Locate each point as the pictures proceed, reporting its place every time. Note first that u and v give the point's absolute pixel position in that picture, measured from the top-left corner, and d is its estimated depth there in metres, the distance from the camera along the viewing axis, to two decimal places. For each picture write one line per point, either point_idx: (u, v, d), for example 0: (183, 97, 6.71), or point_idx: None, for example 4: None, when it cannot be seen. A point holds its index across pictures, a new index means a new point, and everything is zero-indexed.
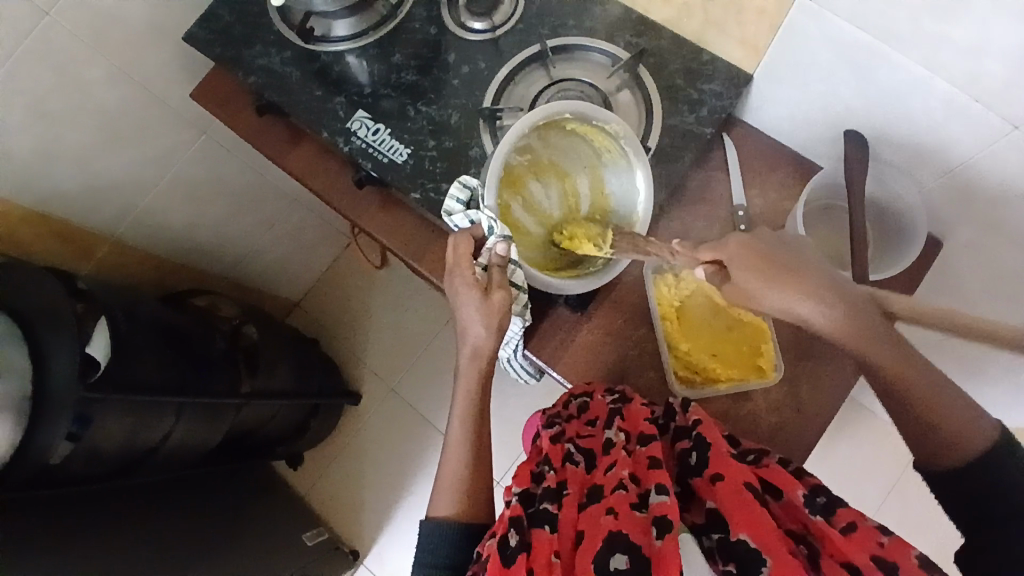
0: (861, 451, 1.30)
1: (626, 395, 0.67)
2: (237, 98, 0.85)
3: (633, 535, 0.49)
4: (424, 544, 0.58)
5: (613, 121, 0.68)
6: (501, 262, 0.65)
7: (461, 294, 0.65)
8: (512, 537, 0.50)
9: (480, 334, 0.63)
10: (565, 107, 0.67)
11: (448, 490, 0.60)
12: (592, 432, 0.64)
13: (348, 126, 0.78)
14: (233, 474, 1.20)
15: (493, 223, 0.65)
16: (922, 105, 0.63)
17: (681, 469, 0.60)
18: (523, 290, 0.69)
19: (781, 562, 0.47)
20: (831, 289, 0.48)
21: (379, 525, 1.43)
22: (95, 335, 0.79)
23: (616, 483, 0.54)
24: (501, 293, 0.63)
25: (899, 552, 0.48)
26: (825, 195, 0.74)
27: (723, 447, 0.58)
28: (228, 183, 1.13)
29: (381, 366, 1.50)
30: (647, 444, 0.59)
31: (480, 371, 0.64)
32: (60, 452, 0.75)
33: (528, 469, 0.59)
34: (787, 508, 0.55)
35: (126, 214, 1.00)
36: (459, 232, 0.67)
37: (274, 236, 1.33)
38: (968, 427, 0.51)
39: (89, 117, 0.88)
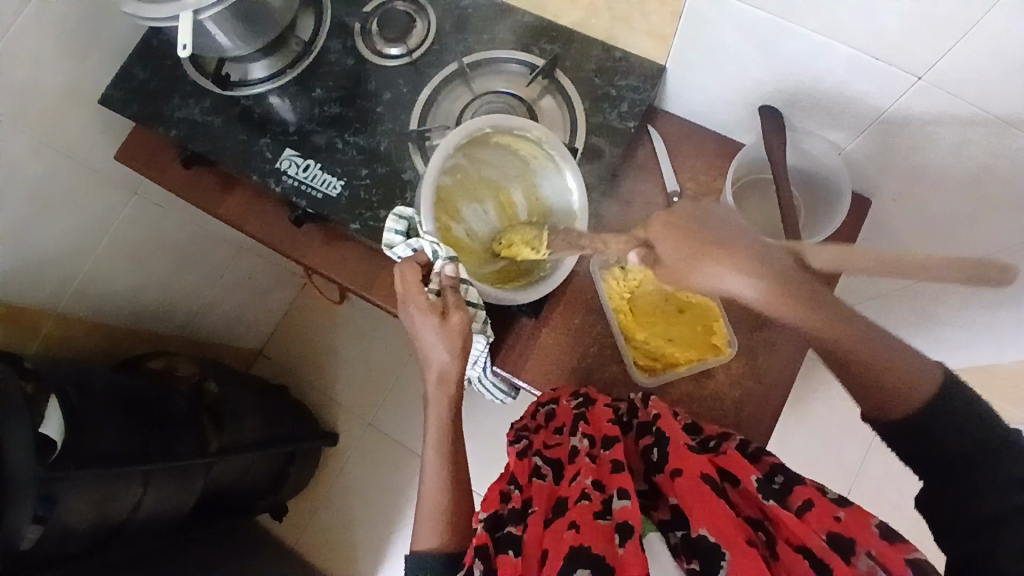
0: (834, 411, 1.34)
1: (590, 398, 0.69)
2: (162, 153, 0.84)
3: (595, 547, 0.48)
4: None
5: (534, 128, 0.69)
6: (452, 283, 0.65)
7: (417, 321, 0.63)
8: (476, 568, 0.51)
9: (444, 358, 0.63)
10: (486, 122, 0.67)
11: (429, 521, 0.60)
12: (560, 439, 0.65)
13: (277, 166, 0.77)
14: (216, 535, 1.17)
15: (437, 248, 0.64)
16: (825, 71, 0.66)
17: (646, 466, 0.62)
18: (481, 307, 0.68)
19: (740, 552, 0.48)
20: (757, 261, 0.45)
21: (376, 563, 1.40)
22: (47, 415, 0.77)
23: (580, 494, 0.54)
24: (460, 315, 0.63)
25: (856, 527, 0.51)
26: (753, 169, 0.78)
27: (681, 440, 0.60)
28: (170, 239, 1.11)
29: (355, 401, 1.48)
30: (610, 447, 0.60)
31: (451, 398, 0.64)
32: (29, 537, 0.71)
33: (496, 489, 0.60)
34: (745, 495, 0.56)
35: (67, 285, 0.97)
36: (404, 262, 0.65)
37: (225, 286, 1.31)
38: (910, 377, 0.51)
39: (16, 193, 0.84)
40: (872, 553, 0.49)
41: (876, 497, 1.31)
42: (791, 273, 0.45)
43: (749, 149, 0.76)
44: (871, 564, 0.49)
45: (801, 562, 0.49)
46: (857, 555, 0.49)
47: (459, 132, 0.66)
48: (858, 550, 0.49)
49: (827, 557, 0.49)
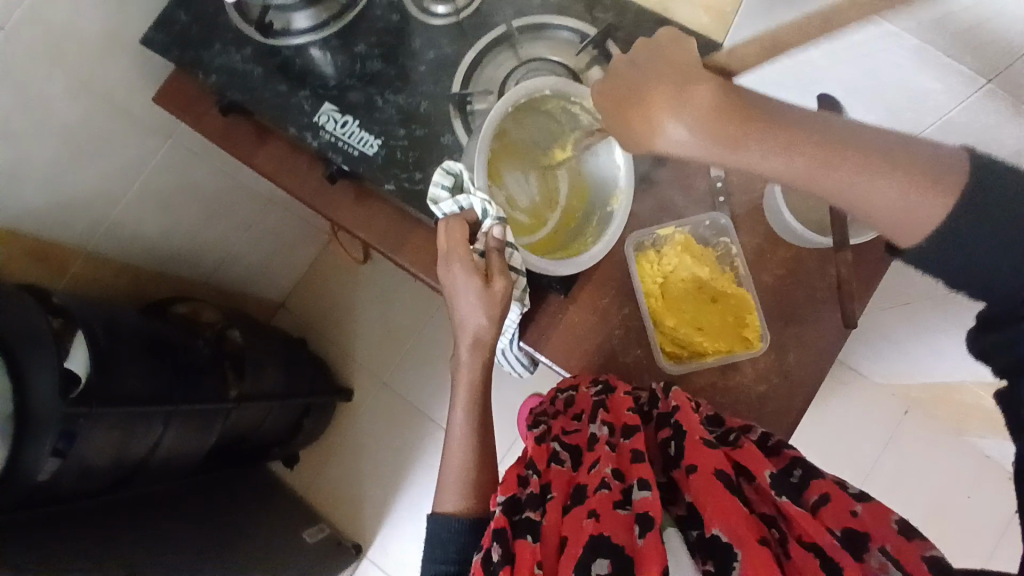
0: (852, 412, 1.32)
1: (610, 384, 0.70)
2: (199, 100, 0.82)
3: (615, 536, 0.50)
4: (433, 540, 0.61)
5: (589, 95, 0.67)
6: (497, 247, 0.64)
7: (459, 285, 0.64)
8: (495, 552, 0.53)
9: (482, 323, 0.63)
10: (543, 84, 0.65)
11: (455, 487, 0.64)
12: (579, 426, 0.69)
13: (315, 120, 0.76)
14: (229, 479, 1.20)
15: (488, 206, 0.63)
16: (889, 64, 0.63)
17: (663, 458, 0.63)
18: (522, 275, 0.67)
19: (753, 549, 0.48)
20: (678, 94, 0.50)
21: (381, 519, 1.43)
22: (73, 350, 0.77)
23: (599, 483, 0.57)
24: (503, 282, 0.63)
25: (874, 522, 0.50)
26: None
27: (697, 433, 0.60)
28: (201, 186, 1.11)
29: (371, 361, 1.50)
30: (629, 436, 0.62)
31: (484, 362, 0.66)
32: (48, 469, 0.73)
33: (514, 473, 0.63)
34: (760, 491, 0.56)
35: (98, 226, 0.98)
36: (452, 218, 0.65)
37: (252, 237, 1.31)
38: (910, 187, 0.47)
39: (55, 131, 0.84)
40: (887, 549, 0.48)
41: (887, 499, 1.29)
42: (711, 102, 0.49)
43: None
44: (885, 560, 0.47)
45: (811, 560, 0.48)
46: (870, 552, 0.48)
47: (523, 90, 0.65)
48: (871, 546, 0.49)
49: (837, 555, 0.48)
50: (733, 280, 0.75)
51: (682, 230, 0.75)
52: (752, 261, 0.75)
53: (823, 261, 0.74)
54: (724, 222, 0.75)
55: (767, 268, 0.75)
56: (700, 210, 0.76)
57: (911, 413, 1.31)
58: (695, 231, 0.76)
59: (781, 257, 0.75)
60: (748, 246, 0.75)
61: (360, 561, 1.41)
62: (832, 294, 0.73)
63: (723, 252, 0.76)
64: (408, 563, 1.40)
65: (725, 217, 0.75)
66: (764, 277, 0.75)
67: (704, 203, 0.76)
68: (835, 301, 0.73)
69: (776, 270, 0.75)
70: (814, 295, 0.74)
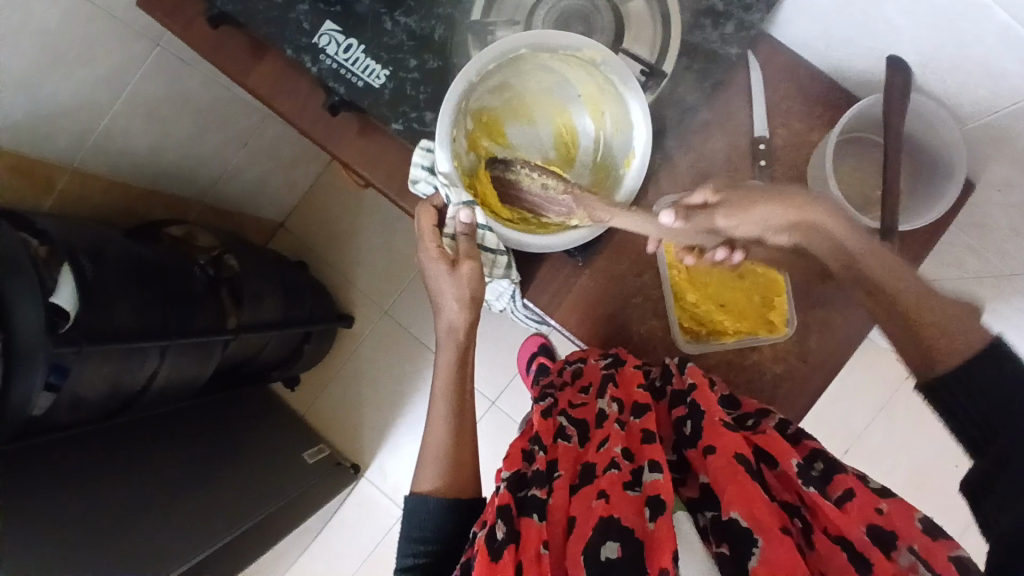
0: (855, 374, 1.30)
1: (620, 356, 0.67)
2: (185, 4, 0.72)
3: (625, 518, 0.50)
4: (409, 518, 0.62)
5: (582, 47, 0.60)
6: (466, 231, 0.61)
7: (430, 267, 0.63)
8: (499, 530, 0.52)
9: (452, 309, 0.63)
10: (523, 41, 0.59)
11: (430, 466, 0.64)
12: (586, 399, 0.68)
13: (315, 42, 0.67)
14: (231, 400, 1.21)
15: (449, 192, 0.60)
16: (974, 40, 0.55)
17: (679, 436, 0.60)
18: (500, 254, 0.63)
19: (774, 539, 0.47)
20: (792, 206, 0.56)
21: (379, 441, 1.46)
22: (60, 283, 0.73)
23: (609, 462, 0.55)
24: (470, 265, 0.61)
25: (900, 520, 0.48)
26: (860, 126, 0.68)
27: (716, 414, 0.57)
28: (193, 98, 1.02)
29: (373, 288, 1.46)
30: (641, 414, 0.61)
31: (460, 347, 0.65)
32: (41, 405, 0.72)
33: (519, 448, 0.62)
34: (783, 477, 0.54)
35: (84, 140, 0.90)
36: (422, 203, 0.64)
37: (249, 154, 1.24)
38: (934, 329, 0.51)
39: (35, 35, 0.75)
40: (914, 548, 0.47)
41: (874, 462, 1.31)
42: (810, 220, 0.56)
43: (863, 103, 0.65)
44: (913, 560, 0.47)
45: (838, 554, 0.48)
46: (898, 550, 0.47)
47: (535, 37, 0.59)
48: (899, 545, 0.47)
49: (867, 551, 0.47)
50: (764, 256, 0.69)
51: None
52: None
53: None
54: None
55: None
56: (739, 176, 0.69)
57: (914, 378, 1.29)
58: None
59: None
60: None
61: (359, 480, 1.45)
62: None
63: None
64: (403, 485, 1.44)
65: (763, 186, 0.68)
66: None
67: (742, 167, 0.69)
68: None
69: None
70: None
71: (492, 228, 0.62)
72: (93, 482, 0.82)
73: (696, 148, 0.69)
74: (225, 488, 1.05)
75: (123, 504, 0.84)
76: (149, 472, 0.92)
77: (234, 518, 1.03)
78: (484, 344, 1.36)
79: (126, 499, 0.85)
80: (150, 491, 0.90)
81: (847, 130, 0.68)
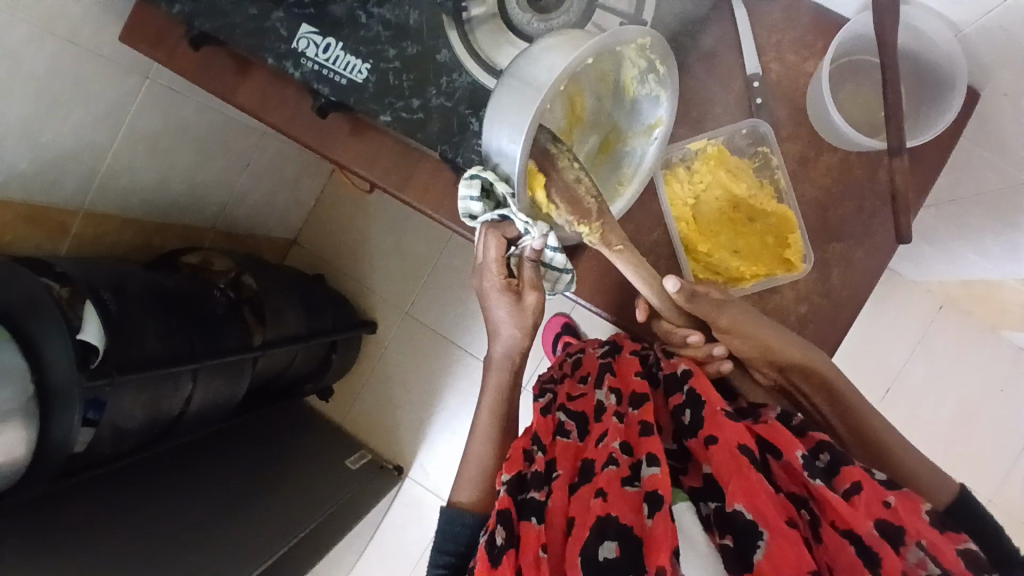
0: (883, 312, 1.23)
1: (616, 345, 0.70)
2: (164, 31, 0.73)
3: (624, 517, 0.49)
4: (443, 531, 0.61)
5: (640, 37, 0.53)
6: (533, 258, 0.61)
7: (492, 297, 0.63)
8: (499, 535, 0.52)
9: (513, 336, 0.64)
10: (587, 52, 0.51)
11: (467, 480, 0.63)
12: (584, 390, 0.67)
13: (294, 47, 0.67)
14: (267, 418, 1.24)
15: (527, 227, 0.56)
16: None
17: (678, 426, 0.58)
18: (567, 271, 0.63)
19: (780, 535, 0.47)
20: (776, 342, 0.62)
21: (417, 440, 1.47)
22: (85, 321, 0.75)
23: (607, 458, 0.54)
24: (537, 295, 0.62)
25: (906, 515, 0.47)
26: (856, 50, 0.66)
27: (717, 404, 0.55)
28: (189, 126, 1.04)
29: (391, 292, 1.47)
30: (639, 405, 0.59)
31: (512, 366, 0.66)
32: (83, 440, 0.74)
33: (519, 448, 0.60)
34: (789, 469, 0.52)
35: (89, 182, 0.93)
36: (487, 225, 0.60)
37: (251, 176, 1.26)
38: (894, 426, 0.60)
39: (24, 84, 0.76)
40: (923, 544, 0.46)
41: (914, 400, 1.24)
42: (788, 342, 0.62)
43: (855, 24, 0.63)
44: (923, 556, 0.46)
45: (846, 549, 0.47)
46: (906, 546, 0.46)
47: (602, 42, 0.51)
48: (908, 541, 0.46)
49: (877, 548, 0.46)
50: (773, 194, 0.67)
51: (714, 143, 0.67)
52: (795, 171, 0.67)
53: (875, 165, 0.66)
54: (763, 130, 0.66)
55: (811, 179, 0.67)
56: (736, 117, 0.67)
57: (945, 310, 1.22)
58: (730, 142, 0.67)
59: (827, 164, 0.67)
60: (790, 154, 0.67)
61: (403, 482, 1.46)
62: (881, 200, 0.66)
63: (761, 163, 0.67)
64: (447, 482, 1.45)
65: (765, 123, 0.66)
66: (808, 189, 0.67)
67: (738, 109, 0.67)
68: (887, 211, 0.66)
69: (821, 180, 0.67)
70: (863, 206, 0.66)
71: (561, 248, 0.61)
72: (142, 510, 0.85)
73: (690, 94, 0.67)
74: (272, 504, 1.08)
75: (175, 529, 0.87)
76: (193, 495, 0.94)
77: (285, 529, 1.05)
78: None
79: (175, 523, 0.88)
80: (200, 515, 0.93)
81: (841, 55, 0.66)
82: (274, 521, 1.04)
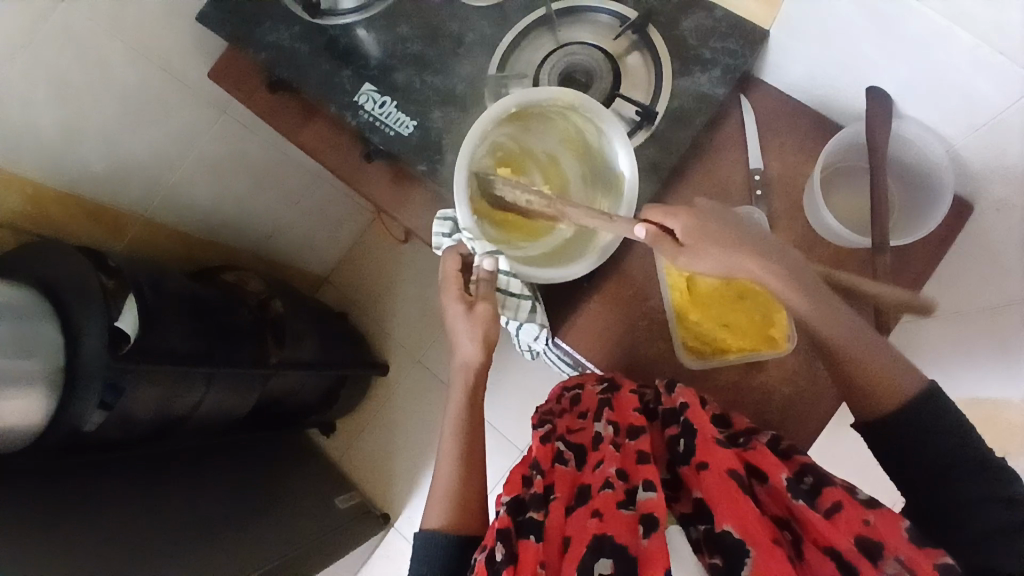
0: None
1: (615, 382, 0.69)
2: (250, 75, 0.85)
3: (620, 537, 0.50)
4: (418, 556, 0.61)
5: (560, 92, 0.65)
6: (487, 276, 0.68)
7: (449, 309, 0.70)
8: (498, 551, 0.52)
9: (466, 346, 0.69)
10: (507, 102, 0.65)
11: (439, 503, 0.65)
12: (584, 424, 0.68)
13: (355, 100, 0.78)
14: (268, 442, 1.28)
15: (474, 243, 0.66)
16: (941, 59, 0.59)
17: (673, 455, 0.60)
18: (524, 297, 0.69)
19: (767, 552, 0.48)
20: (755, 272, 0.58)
21: (409, 490, 1.47)
22: (124, 311, 0.82)
23: (603, 482, 0.56)
24: (486, 305, 0.68)
25: (888, 532, 0.48)
26: (847, 157, 0.73)
27: (708, 432, 0.57)
28: (251, 159, 1.16)
29: (407, 339, 1.53)
30: (635, 436, 0.62)
31: (469, 384, 0.71)
32: (94, 420, 0.79)
33: (519, 473, 0.62)
34: (773, 493, 0.54)
35: (153, 192, 1.04)
36: (448, 253, 0.71)
37: (299, 212, 1.37)
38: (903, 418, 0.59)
39: (113, 98, 0.89)
40: (901, 559, 0.47)
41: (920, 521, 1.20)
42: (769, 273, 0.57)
43: (846, 133, 0.70)
44: (900, 569, 0.46)
45: (827, 565, 0.48)
46: (884, 561, 0.47)
47: (518, 95, 0.65)
48: (886, 555, 0.47)
49: (855, 561, 0.47)
50: None
51: None
52: None
53: (865, 262, 0.70)
54: (758, 217, 0.72)
55: None
56: (736, 204, 0.74)
57: None
58: None
59: (820, 256, 0.72)
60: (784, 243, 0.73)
61: (388, 531, 1.45)
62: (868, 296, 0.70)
63: None
64: None
65: (760, 212, 0.72)
66: None
67: (740, 197, 0.74)
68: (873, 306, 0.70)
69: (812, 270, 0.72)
70: None
71: (514, 273, 0.68)
72: (133, 501, 0.88)
73: (695, 180, 0.75)
74: (258, 524, 1.09)
75: (156, 525, 0.89)
76: (184, 498, 0.97)
77: (266, 550, 1.06)
78: (514, 391, 1.38)
79: (159, 522, 0.90)
80: (182, 518, 0.94)
81: (836, 162, 0.73)
82: (254, 540, 1.05)
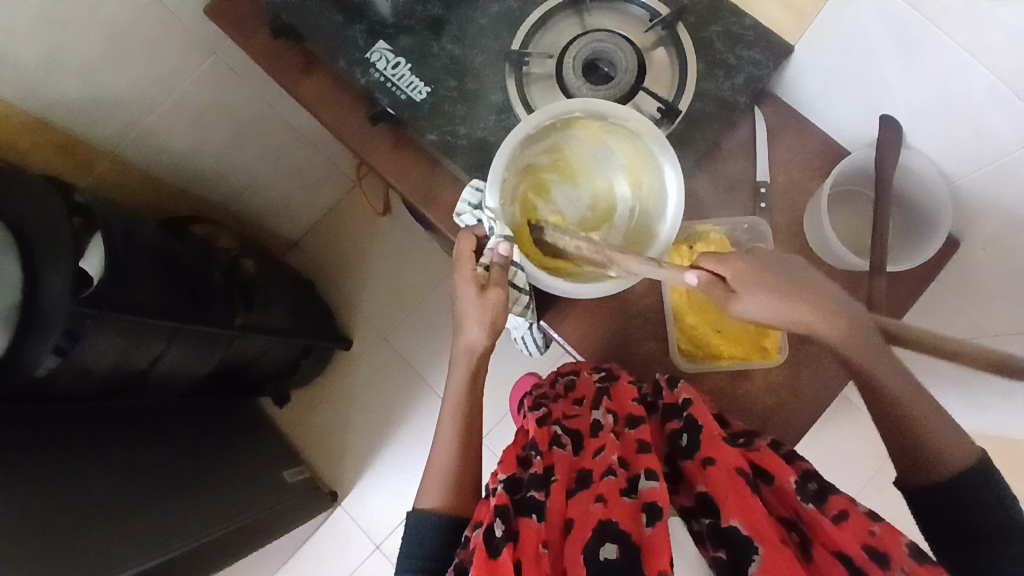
0: (840, 437, 1.29)
1: (613, 372, 0.67)
2: (251, 16, 0.79)
3: (623, 523, 0.50)
4: (410, 536, 0.61)
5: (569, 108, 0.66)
6: (501, 261, 0.64)
7: (460, 290, 0.66)
8: (498, 527, 0.50)
9: (473, 332, 0.64)
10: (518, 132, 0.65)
11: (436, 485, 0.63)
12: (579, 411, 0.67)
13: (367, 57, 0.74)
14: (220, 406, 1.22)
15: (493, 225, 0.65)
16: (958, 93, 0.61)
17: (674, 448, 0.61)
18: (523, 293, 0.68)
19: (774, 548, 0.48)
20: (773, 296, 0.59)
21: (361, 468, 1.43)
22: (91, 250, 0.74)
23: (605, 468, 0.55)
24: (498, 291, 0.64)
25: (890, 540, 0.48)
26: (852, 180, 0.74)
27: (715, 429, 0.57)
28: (236, 108, 1.09)
29: (376, 315, 1.49)
30: (635, 426, 0.61)
31: (472, 367, 0.66)
32: (46, 365, 0.72)
33: (513, 453, 0.60)
34: (779, 494, 0.55)
35: (128, 130, 0.96)
36: (462, 232, 0.69)
37: (279, 171, 1.30)
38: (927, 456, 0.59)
39: (100, 25, 0.81)
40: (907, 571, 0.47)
41: None
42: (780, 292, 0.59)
43: (855, 157, 0.71)
44: None
45: (835, 567, 0.49)
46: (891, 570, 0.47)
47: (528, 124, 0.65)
48: (892, 565, 0.47)
49: (864, 566, 0.48)
50: None
51: (717, 229, 0.73)
52: None
53: (856, 281, 0.73)
54: (762, 228, 0.73)
55: None
56: (739, 212, 0.75)
57: None
58: (732, 232, 0.74)
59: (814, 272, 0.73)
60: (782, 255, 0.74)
61: (335, 508, 1.41)
62: None
63: None
64: (381, 517, 1.41)
65: (764, 222, 0.73)
66: None
67: (745, 205, 0.75)
68: None
69: None
70: None
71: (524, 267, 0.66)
72: (83, 461, 0.82)
73: (703, 184, 0.75)
74: (209, 491, 1.04)
75: (107, 487, 0.84)
76: (133, 460, 0.91)
77: (215, 518, 1.01)
78: None
79: (105, 484, 0.84)
80: (131, 480, 0.89)
81: (841, 183, 0.75)
82: (204, 508, 1.00)
